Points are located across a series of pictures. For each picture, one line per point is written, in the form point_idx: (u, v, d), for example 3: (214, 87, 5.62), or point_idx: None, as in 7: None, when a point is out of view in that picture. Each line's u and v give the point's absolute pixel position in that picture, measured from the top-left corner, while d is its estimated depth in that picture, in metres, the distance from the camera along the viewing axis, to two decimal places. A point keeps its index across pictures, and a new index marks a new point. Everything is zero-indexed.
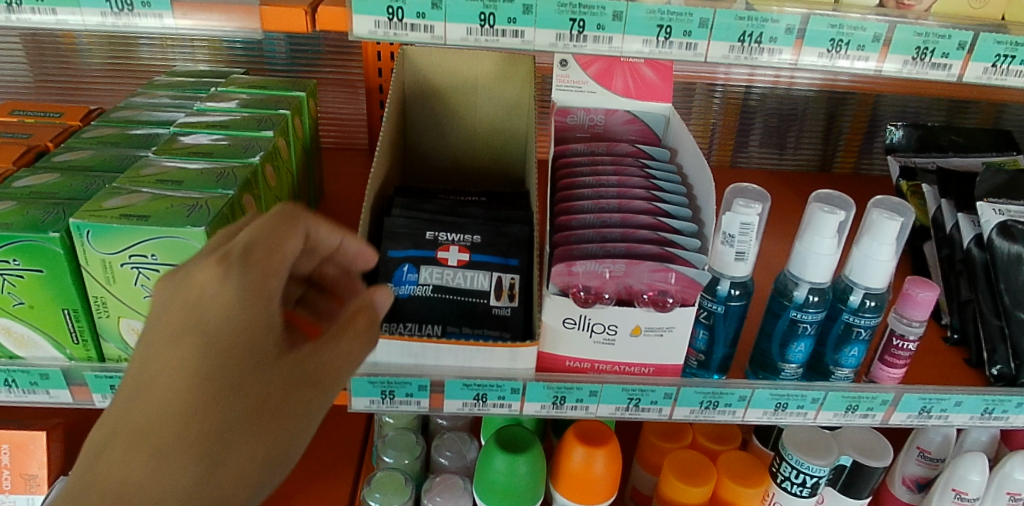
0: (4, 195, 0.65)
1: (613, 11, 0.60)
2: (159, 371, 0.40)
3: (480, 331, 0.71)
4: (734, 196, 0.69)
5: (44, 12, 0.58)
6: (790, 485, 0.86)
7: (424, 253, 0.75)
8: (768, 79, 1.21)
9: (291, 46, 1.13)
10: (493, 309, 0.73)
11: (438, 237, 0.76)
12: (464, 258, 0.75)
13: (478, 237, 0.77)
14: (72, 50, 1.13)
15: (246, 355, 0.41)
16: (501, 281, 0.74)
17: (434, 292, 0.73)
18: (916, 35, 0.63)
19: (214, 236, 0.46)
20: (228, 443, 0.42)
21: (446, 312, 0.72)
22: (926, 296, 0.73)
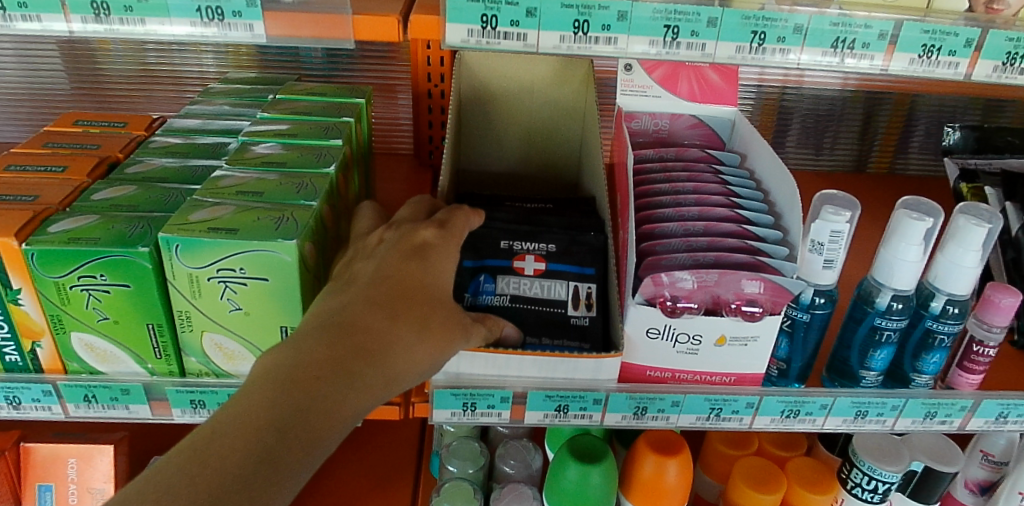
0: (86, 209, 0.64)
1: (708, 17, 0.59)
2: (394, 270, 0.57)
3: (560, 341, 0.69)
4: (823, 202, 0.70)
5: (132, 23, 0.56)
6: (860, 492, 0.86)
7: (501, 262, 0.75)
8: (777, 79, 1.11)
9: (330, 52, 1.11)
10: (571, 319, 0.71)
11: (514, 247, 0.76)
12: (541, 268, 0.75)
13: (553, 246, 0.77)
14: (108, 57, 1.10)
15: (442, 279, 0.59)
16: (578, 291, 0.73)
17: (512, 301, 0.71)
18: (1008, 40, 0.62)
19: (399, 212, 0.67)
20: (428, 324, 0.55)
21: (525, 322, 0.70)
22: (1009, 302, 0.71)
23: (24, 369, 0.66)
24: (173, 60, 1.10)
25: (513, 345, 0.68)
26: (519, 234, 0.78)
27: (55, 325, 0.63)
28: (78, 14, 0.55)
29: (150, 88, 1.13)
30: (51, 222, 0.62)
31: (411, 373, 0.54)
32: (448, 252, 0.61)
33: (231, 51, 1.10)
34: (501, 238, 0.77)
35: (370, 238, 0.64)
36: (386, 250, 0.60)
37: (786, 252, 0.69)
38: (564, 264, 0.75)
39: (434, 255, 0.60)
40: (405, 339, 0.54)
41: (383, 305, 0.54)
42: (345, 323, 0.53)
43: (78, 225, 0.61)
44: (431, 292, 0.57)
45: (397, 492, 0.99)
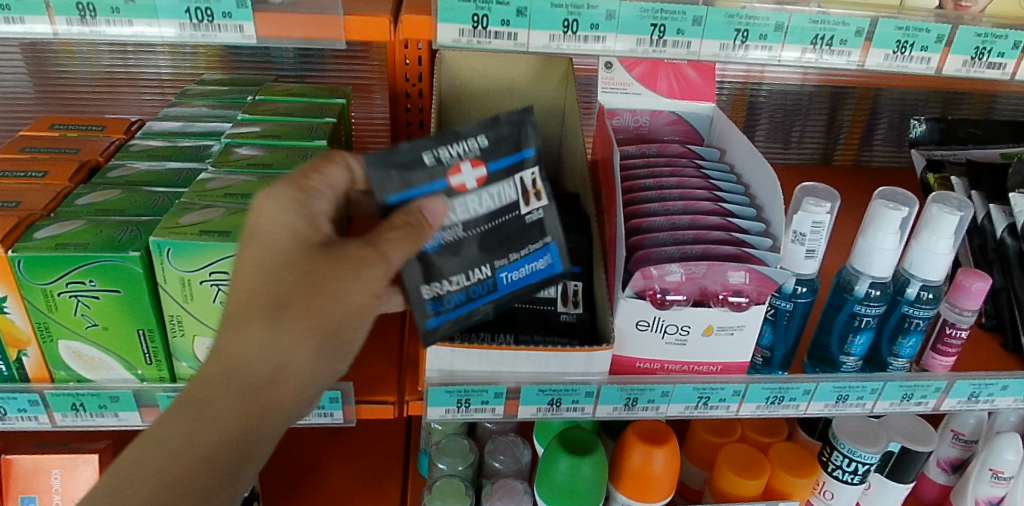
0: (71, 214, 0.63)
1: (694, 15, 0.61)
2: (241, 260, 0.47)
3: (529, 251, 0.59)
4: (804, 195, 0.74)
5: (120, 24, 0.56)
6: (841, 474, 0.89)
7: (431, 186, 0.53)
8: (739, 74, 1.13)
9: (300, 51, 1.08)
10: (526, 217, 0.58)
11: (437, 166, 0.53)
12: (483, 173, 0.55)
13: (483, 135, 0.54)
14: (72, 61, 1.06)
15: (285, 246, 0.47)
16: (524, 181, 0.57)
17: (465, 234, 0.56)
18: (976, 36, 0.65)
19: None
20: (282, 309, 0.46)
21: (488, 248, 0.57)
22: (979, 286, 0.75)
23: (9, 379, 0.65)
24: (126, 62, 1.07)
25: (485, 278, 0.58)
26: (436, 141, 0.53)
27: (42, 333, 0.62)
28: (63, 15, 0.55)
29: (113, 92, 1.09)
30: (36, 228, 0.61)
31: (294, 360, 0.47)
32: (278, 211, 0.47)
33: (198, 52, 1.08)
34: (410, 150, 0.52)
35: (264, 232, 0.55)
36: None
37: (769, 243, 0.71)
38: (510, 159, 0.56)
39: (267, 220, 0.47)
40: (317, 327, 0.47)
41: (267, 306, 0.46)
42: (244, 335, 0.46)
43: (64, 231, 0.61)
44: (274, 264, 0.46)
45: (387, 493, 0.98)
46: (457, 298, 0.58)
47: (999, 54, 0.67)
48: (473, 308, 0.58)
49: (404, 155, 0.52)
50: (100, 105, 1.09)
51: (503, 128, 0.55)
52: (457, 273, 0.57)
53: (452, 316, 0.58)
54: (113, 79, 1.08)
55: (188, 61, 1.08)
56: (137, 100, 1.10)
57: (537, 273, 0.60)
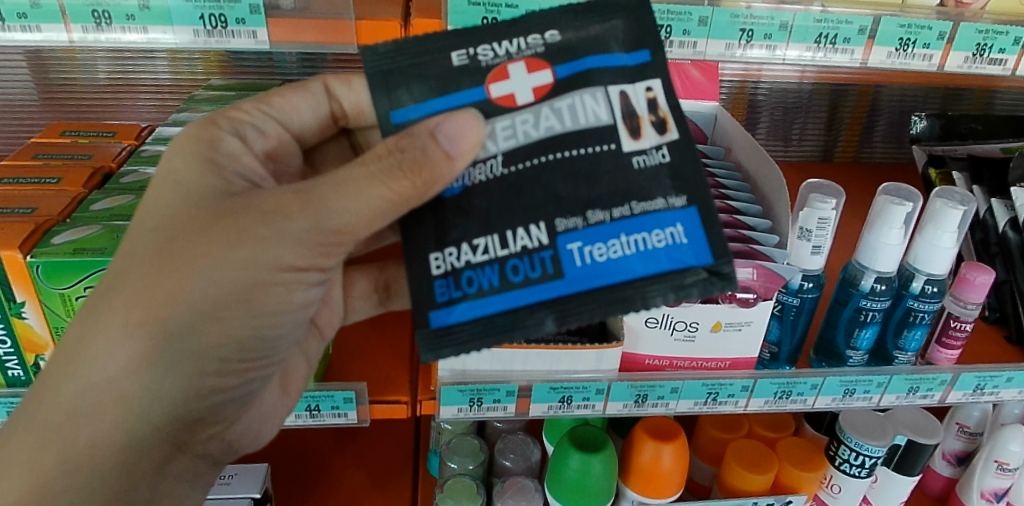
0: (86, 220, 0.64)
1: (700, 16, 0.62)
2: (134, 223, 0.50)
3: (634, 212, 0.48)
4: (810, 191, 0.75)
5: (135, 31, 0.57)
6: (848, 467, 0.90)
7: (474, 90, 0.49)
8: (736, 72, 1.12)
9: (302, 56, 1.05)
10: (633, 156, 0.49)
11: (484, 66, 0.50)
12: (543, 82, 0.49)
13: (557, 32, 0.51)
14: (76, 68, 1.04)
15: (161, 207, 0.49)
16: (628, 103, 0.50)
17: (517, 161, 0.48)
18: (977, 32, 0.66)
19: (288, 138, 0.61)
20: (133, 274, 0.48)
21: (558, 197, 0.48)
22: (983, 280, 0.76)
23: (26, 384, 0.65)
24: (125, 69, 1.04)
25: (539, 249, 0.47)
26: (474, 39, 0.50)
27: (61, 337, 0.63)
28: (79, 24, 0.56)
29: (118, 99, 1.07)
30: (54, 233, 0.62)
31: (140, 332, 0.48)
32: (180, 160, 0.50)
33: (202, 59, 1.06)
34: (449, 48, 0.50)
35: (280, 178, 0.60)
36: None
37: (775, 240, 0.71)
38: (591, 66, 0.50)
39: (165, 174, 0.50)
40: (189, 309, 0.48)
41: (136, 274, 0.47)
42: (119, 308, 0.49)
43: (81, 236, 0.61)
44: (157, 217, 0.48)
45: (398, 493, 0.99)
46: (490, 277, 0.48)
47: (1001, 51, 0.68)
48: (507, 293, 0.48)
49: (437, 60, 0.50)
50: (99, 113, 1.07)
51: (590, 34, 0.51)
52: (487, 234, 0.48)
53: (478, 296, 0.48)
54: (113, 86, 1.06)
55: (188, 66, 1.06)
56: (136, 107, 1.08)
57: (638, 248, 0.47)
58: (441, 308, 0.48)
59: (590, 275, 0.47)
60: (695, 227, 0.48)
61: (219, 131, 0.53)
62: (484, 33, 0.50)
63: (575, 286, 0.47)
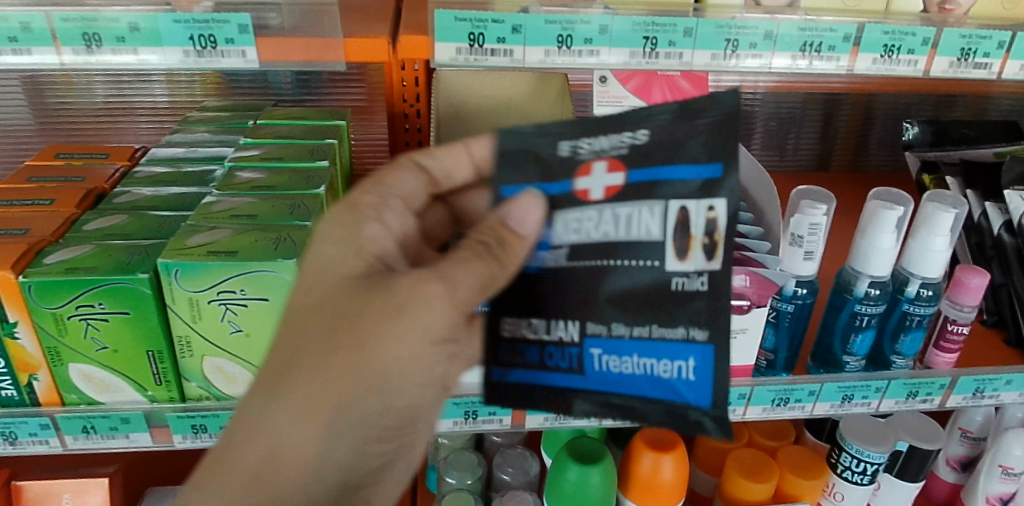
0: (79, 239, 0.65)
1: (684, 27, 0.62)
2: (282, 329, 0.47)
3: (652, 336, 0.48)
4: (801, 198, 0.75)
5: (125, 53, 0.58)
6: (850, 475, 0.89)
7: (652, 172, 0.46)
8: (734, 82, 1.13)
9: (298, 77, 1.06)
10: (671, 280, 0.47)
11: (592, 147, 0.47)
12: (615, 184, 0.46)
13: (643, 132, 0.47)
14: (73, 91, 1.03)
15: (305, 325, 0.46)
16: (687, 219, 0.46)
17: (602, 256, 0.47)
18: (961, 37, 0.67)
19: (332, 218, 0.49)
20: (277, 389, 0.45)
21: (608, 301, 0.48)
22: (978, 283, 0.76)
23: (20, 404, 0.65)
24: (122, 92, 1.04)
25: (569, 344, 0.50)
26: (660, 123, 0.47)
27: (53, 357, 0.63)
28: (70, 46, 0.57)
29: (116, 122, 1.07)
30: (46, 253, 0.62)
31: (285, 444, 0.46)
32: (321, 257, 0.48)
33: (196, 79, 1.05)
34: (625, 126, 0.47)
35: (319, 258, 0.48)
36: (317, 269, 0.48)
37: (768, 246, 0.72)
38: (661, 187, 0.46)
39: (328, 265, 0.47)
40: (368, 408, 0.46)
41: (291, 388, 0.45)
42: (279, 387, 0.45)
43: (74, 255, 0.62)
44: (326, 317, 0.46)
45: None
46: (534, 354, 0.52)
47: (985, 55, 0.68)
48: (542, 374, 0.52)
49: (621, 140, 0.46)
50: (96, 136, 1.07)
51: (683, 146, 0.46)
52: (541, 316, 0.50)
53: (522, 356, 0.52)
54: (108, 110, 1.05)
55: (184, 88, 1.06)
56: (132, 128, 1.07)
57: (647, 371, 0.49)
58: (497, 368, 0.53)
59: (608, 381, 0.50)
60: (706, 367, 0.48)
61: (361, 215, 0.49)
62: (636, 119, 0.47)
63: (592, 387, 0.51)
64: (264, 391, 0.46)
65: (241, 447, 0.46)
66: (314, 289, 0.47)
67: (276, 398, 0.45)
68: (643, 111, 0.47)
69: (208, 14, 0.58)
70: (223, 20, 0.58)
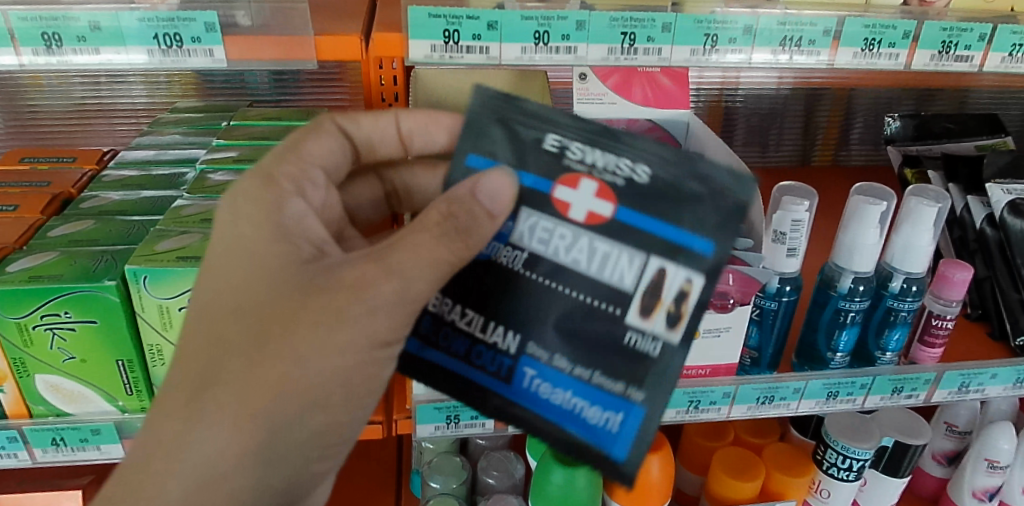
0: (45, 247, 0.63)
1: (663, 22, 0.61)
2: (204, 315, 0.45)
3: (591, 380, 0.47)
4: (784, 194, 0.75)
5: (87, 52, 0.56)
6: (836, 471, 0.88)
7: (638, 214, 0.46)
8: (715, 81, 1.13)
9: (274, 76, 1.04)
10: (627, 332, 0.47)
11: (586, 160, 0.47)
12: (601, 211, 0.46)
13: (647, 169, 0.47)
14: (43, 94, 1.00)
15: (234, 310, 0.44)
16: (660, 279, 0.46)
17: (565, 280, 0.47)
18: (942, 30, 0.66)
19: (252, 196, 0.48)
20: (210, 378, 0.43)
21: (557, 328, 0.48)
22: (963, 276, 0.76)
23: None
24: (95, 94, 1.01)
25: (504, 354, 0.49)
26: (665, 167, 0.47)
27: (19, 368, 0.61)
28: (29, 46, 0.55)
29: (88, 125, 1.03)
30: (9, 261, 0.60)
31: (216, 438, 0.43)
32: (244, 236, 0.46)
33: (172, 79, 1.02)
34: (628, 155, 0.47)
35: (242, 236, 0.46)
36: (241, 248, 0.46)
37: (751, 243, 0.71)
38: (655, 248, 0.46)
39: (253, 243, 0.46)
40: (302, 423, 0.45)
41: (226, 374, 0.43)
42: (202, 406, 0.43)
43: (38, 263, 0.60)
44: (259, 300, 0.44)
45: None
46: (461, 344, 0.50)
47: (967, 48, 0.68)
48: (464, 366, 0.50)
49: (625, 166, 0.46)
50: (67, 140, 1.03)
51: (686, 219, 0.46)
52: (480, 313, 0.49)
53: (450, 352, 0.50)
54: (80, 113, 1.02)
55: (161, 89, 1.03)
56: (104, 132, 1.03)
57: (574, 411, 0.48)
58: (416, 340, 0.50)
59: (528, 402, 0.49)
60: (631, 428, 0.47)
61: (283, 191, 0.49)
62: (664, 164, 0.47)
63: (509, 401, 0.49)
64: (187, 409, 0.43)
65: (158, 480, 0.43)
66: (235, 282, 0.45)
67: (201, 416, 0.43)
68: (655, 151, 0.47)
69: (174, 12, 0.56)
70: (190, 19, 0.56)
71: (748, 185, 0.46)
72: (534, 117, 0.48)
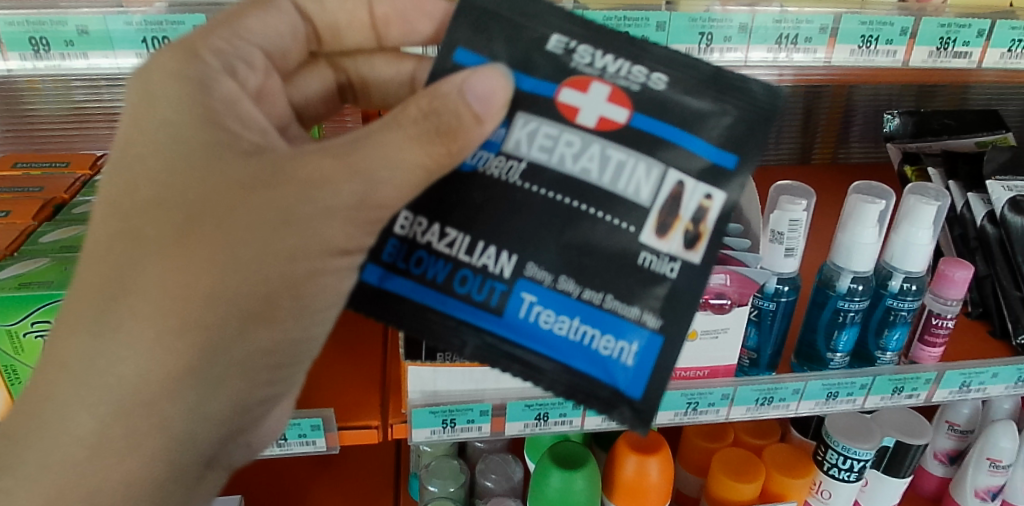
0: (36, 253, 0.62)
1: (657, 21, 0.61)
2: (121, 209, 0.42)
3: (603, 306, 0.47)
4: (781, 194, 0.74)
5: (75, 58, 0.55)
6: (837, 472, 0.88)
7: (655, 123, 0.48)
8: None
9: None
10: (641, 251, 0.47)
11: (597, 64, 0.49)
12: (614, 116, 0.48)
13: (662, 77, 0.49)
14: (38, 100, 0.99)
15: (156, 204, 0.41)
16: (678, 195, 0.47)
17: (567, 193, 0.47)
18: (940, 26, 0.66)
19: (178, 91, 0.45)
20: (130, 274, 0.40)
21: (562, 248, 0.47)
22: (962, 276, 0.75)
23: None
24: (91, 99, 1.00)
25: (497, 278, 0.47)
26: (675, 76, 0.49)
27: (10, 376, 0.60)
28: (17, 51, 0.55)
29: (83, 129, 1.01)
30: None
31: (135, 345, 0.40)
32: (169, 126, 0.43)
33: None
34: (639, 61, 0.49)
35: (168, 128, 0.43)
36: (166, 142, 0.43)
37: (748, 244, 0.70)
38: (672, 159, 0.48)
39: (180, 138, 0.43)
40: (243, 337, 0.43)
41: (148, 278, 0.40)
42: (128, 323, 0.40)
43: (29, 269, 0.59)
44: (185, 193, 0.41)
45: None
46: (439, 270, 0.47)
47: (965, 44, 0.67)
48: (443, 295, 0.48)
49: (636, 72, 0.49)
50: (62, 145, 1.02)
51: (704, 129, 0.49)
52: (464, 234, 0.47)
53: (428, 279, 0.48)
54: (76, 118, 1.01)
55: None
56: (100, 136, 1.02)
57: (583, 339, 0.47)
58: (380, 269, 0.48)
59: (525, 332, 0.47)
60: (647, 354, 0.47)
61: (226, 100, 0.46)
62: (675, 67, 0.50)
63: (503, 332, 0.47)
64: (106, 308, 0.40)
65: (84, 389, 0.40)
66: (159, 176, 0.42)
67: (123, 314, 0.40)
68: (663, 57, 0.50)
69: (163, 15, 0.56)
70: (179, 23, 0.56)
71: (777, 101, 0.50)
72: (535, 19, 0.50)
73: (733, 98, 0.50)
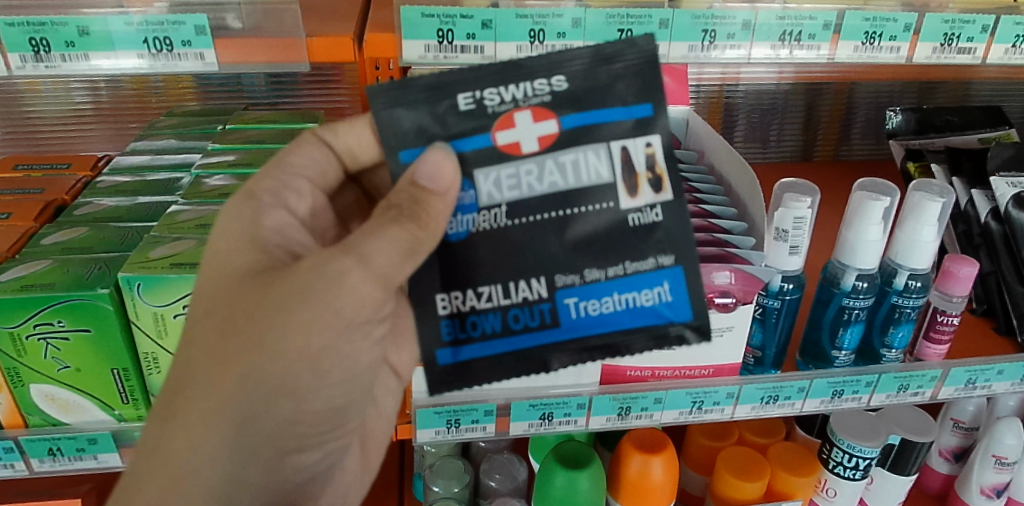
0: (38, 255, 0.62)
1: (660, 19, 0.60)
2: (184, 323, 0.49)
3: (627, 272, 0.51)
4: (784, 191, 0.74)
5: (77, 59, 0.55)
6: (842, 470, 0.87)
7: (581, 118, 0.49)
8: (715, 78, 1.12)
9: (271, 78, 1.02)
10: (628, 216, 0.50)
11: (505, 99, 0.48)
12: (549, 130, 0.48)
13: (562, 77, 0.49)
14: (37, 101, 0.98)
15: (202, 319, 0.48)
16: (630, 157, 0.50)
17: (551, 208, 0.49)
18: (944, 22, 0.65)
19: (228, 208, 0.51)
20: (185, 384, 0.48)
21: (574, 249, 0.50)
22: (967, 272, 0.75)
23: None
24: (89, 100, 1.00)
25: (538, 301, 0.51)
26: (577, 71, 0.49)
27: (13, 379, 0.60)
28: (17, 52, 0.55)
29: (83, 130, 1.01)
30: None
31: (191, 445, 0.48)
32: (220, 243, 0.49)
33: (167, 83, 1.01)
34: (535, 74, 0.48)
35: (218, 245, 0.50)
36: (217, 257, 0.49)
37: (752, 242, 0.69)
38: (600, 134, 0.49)
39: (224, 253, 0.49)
40: (273, 411, 0.50)
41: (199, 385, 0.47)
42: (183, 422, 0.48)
43: (31, 271, 0.59)
44: (226, 310, 0.47)
45: None
46: (493, 323, 0.51)
47: (970, 39, 0.67)
48: (508, 340, 0.51)
49: (535, 89, 0.48)
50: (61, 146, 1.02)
51: (614, 89, 0.49)
52: (493, 284, 0.50)
53: (490, 335, 0.51)
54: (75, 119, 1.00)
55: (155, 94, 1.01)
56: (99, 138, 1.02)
57: (629, 305, 0.51)
58: (449, 349, 0.51)
59: (585, 327, 0.51)
60: (680, 286, 0.51)
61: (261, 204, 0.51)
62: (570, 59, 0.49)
63: (569, 337, 0.51)
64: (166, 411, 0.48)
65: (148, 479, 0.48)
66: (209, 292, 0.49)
67: (177, 417, 0.48)
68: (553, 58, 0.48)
69: (164, 16, 0.55)
70: (179, 22, 0.55)
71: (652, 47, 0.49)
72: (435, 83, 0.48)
73: (627, 51, 0.49)
